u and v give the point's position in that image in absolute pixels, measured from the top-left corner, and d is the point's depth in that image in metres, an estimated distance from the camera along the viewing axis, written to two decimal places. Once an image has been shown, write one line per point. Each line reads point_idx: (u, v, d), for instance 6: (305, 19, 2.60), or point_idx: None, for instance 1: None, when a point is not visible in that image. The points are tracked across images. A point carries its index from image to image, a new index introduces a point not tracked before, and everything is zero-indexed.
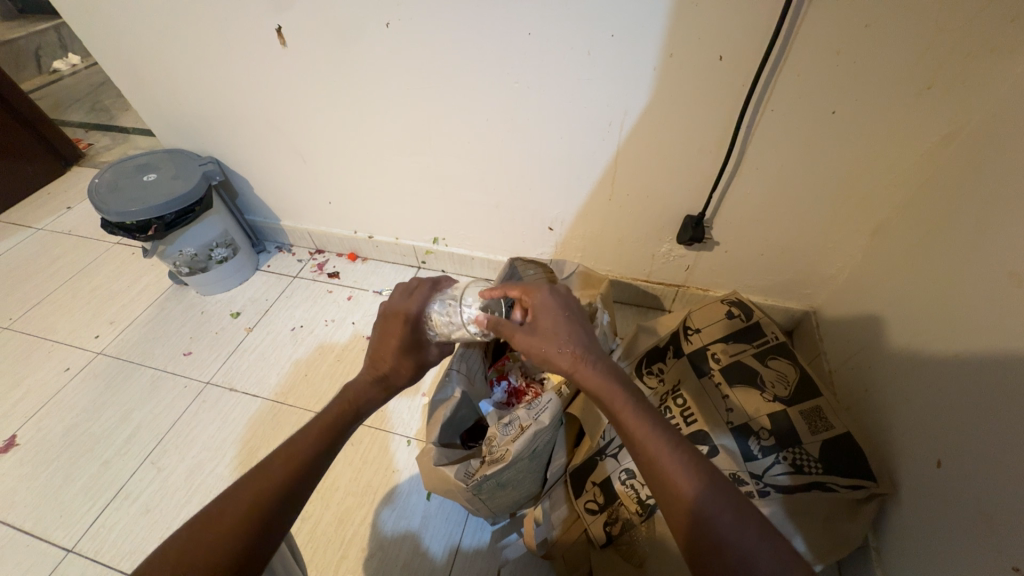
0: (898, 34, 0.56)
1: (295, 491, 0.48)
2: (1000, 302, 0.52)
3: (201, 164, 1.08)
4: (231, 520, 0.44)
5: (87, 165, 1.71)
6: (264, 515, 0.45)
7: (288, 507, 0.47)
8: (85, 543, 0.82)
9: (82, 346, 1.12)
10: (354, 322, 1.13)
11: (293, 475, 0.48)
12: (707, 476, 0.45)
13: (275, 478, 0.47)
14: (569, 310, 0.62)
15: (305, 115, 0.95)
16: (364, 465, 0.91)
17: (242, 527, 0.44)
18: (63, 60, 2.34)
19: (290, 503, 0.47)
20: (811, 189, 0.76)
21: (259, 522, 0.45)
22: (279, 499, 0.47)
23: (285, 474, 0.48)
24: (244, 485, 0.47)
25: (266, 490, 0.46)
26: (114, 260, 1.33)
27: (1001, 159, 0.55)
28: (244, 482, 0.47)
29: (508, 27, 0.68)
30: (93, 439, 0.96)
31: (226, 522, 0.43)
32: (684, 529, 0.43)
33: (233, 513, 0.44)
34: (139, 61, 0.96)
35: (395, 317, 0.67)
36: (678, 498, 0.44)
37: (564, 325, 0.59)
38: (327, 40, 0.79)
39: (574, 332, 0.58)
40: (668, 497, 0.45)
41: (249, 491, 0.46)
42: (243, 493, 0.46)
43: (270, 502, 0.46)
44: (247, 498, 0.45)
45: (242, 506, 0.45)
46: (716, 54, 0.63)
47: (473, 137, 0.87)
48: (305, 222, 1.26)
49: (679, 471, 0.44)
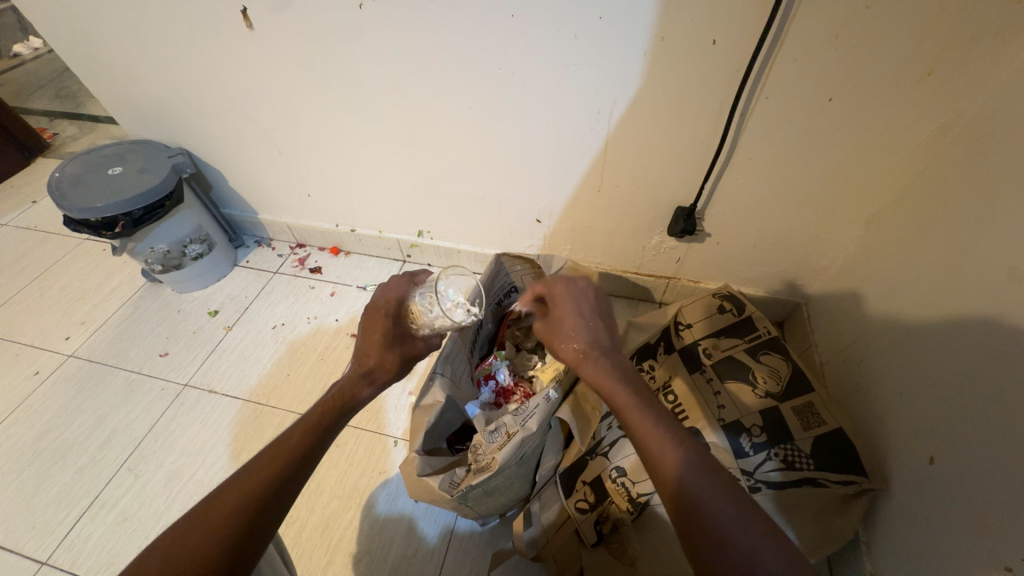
0: (898, 17, 0.53)
1: (285, 487, 0.46)
2: (996, 297, 0.51)
3: (170, 157, 1.02)
4: (217, 520, 0.42)
5: (53, 157, 1.63)
6: (251, 515, 0.43)
7: (277, 504, 0.45)
8: (60, 555, 0.79)
9: (52, 349, 1.08)
10: (338, 319, 1.10)
11: (280, 473, 0.46)
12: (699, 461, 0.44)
13: (262, 477, 0.45)
14: (587, 299, 0.59)
15: (279, 104, 0.90)
16: (351, 467, 0.89)
17: (228, 528, 0.42)
18: (24, 44, 2.22)
19: (279, 503, 0.45)
20: (805, 179, 0.74)
21: (246, 522, 0.43)
22: (267, 498, 0.44)
23: (274, 473, 0.46)
24: (233, 483, 0.45)
25: (253, 489, 0.44)
26: (83, 257, 1.27)
27: (999, 150, 0.54)
28: (231, 482, 0.45)
29: (489, 9, 0.64)
30: (66, 445, 0.92)
31: (211, 523, 0.41)
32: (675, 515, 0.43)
33: (219, 513, 0.42)
34: (96, 46, 0.89)
35: (375, 311, 0.62)
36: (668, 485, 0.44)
37: (578, 313, 0.57)
38: (298, 25, 0.75)
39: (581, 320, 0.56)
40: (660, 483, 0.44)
41: (235, 491, 0.44)
42: (230, 492, 0.44)
43: (257, 501, 0.44)
44: (234, 497, 0.43)
45: (228, 506, 0.43)
46: (709, 38, 0.60)
47: (457, 124, 0.83)
48: (284, 215, 1.21)
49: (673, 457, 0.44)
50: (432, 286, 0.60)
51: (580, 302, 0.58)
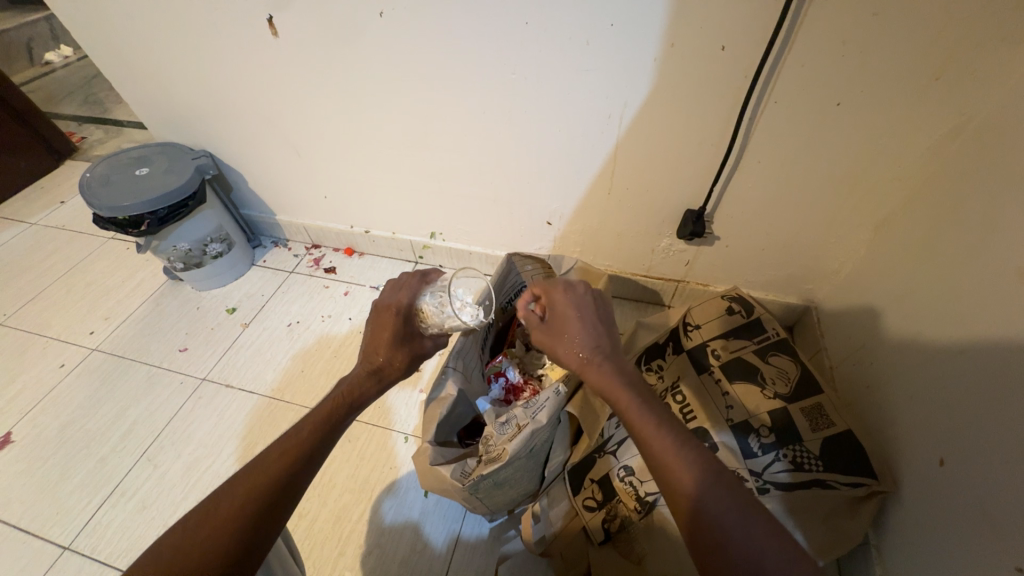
0: (905, 23, 0.54)
1: (290, 485, 0.47)
2: (1005, 298, 0.51)
3: (194, 158, 1.06)
4: (226, 516, 0.43)
5: (81, 159, 1.69)
6: (258, 511, 0.44)
7: (283, 501, 0.46)
8: (81, 541, 0.82)
9: (77, 343, 1.11)
10: (351, 318, 1.12)
11: (287, 470, 0.47)
12: (710, 471, 0.44)
13: (269, 475, 0.46)
14: (587, 304, 0.59)
15: (299, 109, 0.93)
16: (362, 462, 0.90)
17: (236, 524, 0.43)
18: (55, 52, 2.31)
19: (285, 501, 0.46)
20: (813, 183, 0.75)
21: (254, 519, 0.44)
22: (274, 495, 0.46)
23: (281, 470, 0.47)
24: (241, 478, 0.46)
25: (261, 486, 0.46)
26: (108, 255, 1.32)
27: (1007, 153, 0.54)
28: (239, 478, 0.46)
29: (504, 16, 0.67)
30: (89, 435, 0.95)
31: (220, 518, 0.43)
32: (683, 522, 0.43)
33: (228, 509, 0.43)
34: (128, 53, 0.94)
35: (385, 309, 0.63)
36: (679, 493, 0.44)
37: (582, 320, 0.57)
38: (320, 34, 0.78)
39: (586, 326, 0.56)
40: (669, 489, 0.45)
41: (243, 487, 0.45)
42: (238, 488, 0.45)
43: (266, 498, 0.45)
44: (243, 492, 0.45)
45: (237, 502, 0.44)
46: (718, 44, 0.62)
47: (470, 128, 0.85)
48: (300, 217, 1.24)
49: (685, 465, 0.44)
50: (443, 286, 0.62)
51: (581, 308, 0.58)
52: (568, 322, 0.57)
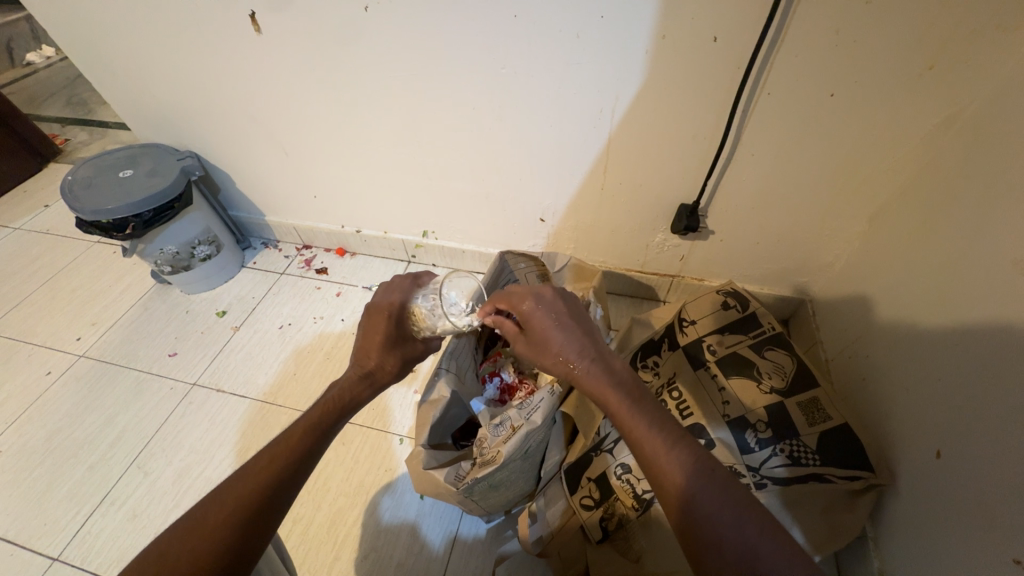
0: (898, 12, 0.53)
1: (281, 492, 0.46)
2: (1002, 289, 0.50)
3: (180, 159, 1.04)
4: (215, 524, 0.42)
5: (64, 162, 1.66)
6: (250, 517, 0.43)
7: (274, 508, 0.45)
8: (71, 552, 0.81)
9: (64, 349, 1.09)
10: (344, 319, 1.11)
11: (278, 475, 0.46)
12: (697, 464, 0.44)
13: (260, 480, 0.45)
14: (559, 310, 0.57)
15: (286, 106, 0.91)
16: (357, 465, 0.89)
17: (226, 530, 0.42)
18: (37, 53, 2.27)
19: (278, 505, 0.45)
20: (808, 175, 0.74)
21: (245, 524, 0.43)
22: (266, 501, 0.45)
23: (273, 476, 0.46)
24: (231, 484, 0.45)
25: (251, 492, 0.44)
26: (95, 259, 1.30)
27: (1000, 143, 0.54)
28: (230, 482, 0.45)
29: (494, 9, 0.65)
30: (78, 443, 0.94)
31: (208, 526, 0.41)
32: (676, 521, 0.43)
33: (218, 516, 0.42)
34: (108, 51, 0.91)
35: (377, 311, 0.62)
36: (669, 488, 0.43)
37: (558, 330, 0.54)
38: (304, 30, 0.76)
39: (565, 331, 0.54)
40: (659, 486, 0.44)
41: (234, 492, 0.44)
42: (228, 494, 0.44)
43: (258, 503, 0.44)
44: (232, 499, 0.43)
45: (226, 509, 0.43)
46: (711, 35, 0.61)
47: (460, 124, 0.84)
48: (290, 217, 1.22)
49: (672, 461, 0.44)
50: (435, 288, 0.62)
51: (552, 314, 0.56)
52: (546, 332, 0.55)
